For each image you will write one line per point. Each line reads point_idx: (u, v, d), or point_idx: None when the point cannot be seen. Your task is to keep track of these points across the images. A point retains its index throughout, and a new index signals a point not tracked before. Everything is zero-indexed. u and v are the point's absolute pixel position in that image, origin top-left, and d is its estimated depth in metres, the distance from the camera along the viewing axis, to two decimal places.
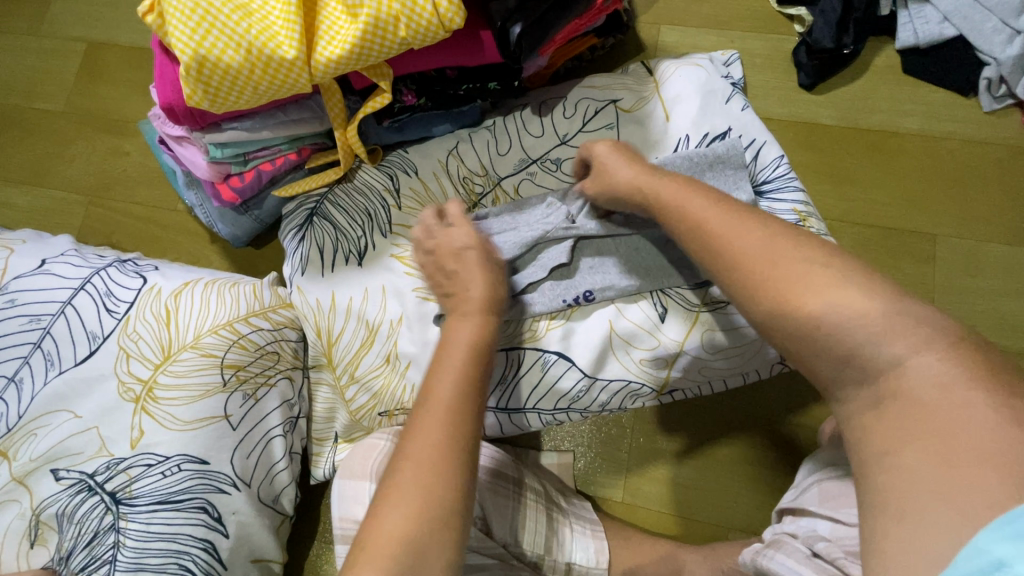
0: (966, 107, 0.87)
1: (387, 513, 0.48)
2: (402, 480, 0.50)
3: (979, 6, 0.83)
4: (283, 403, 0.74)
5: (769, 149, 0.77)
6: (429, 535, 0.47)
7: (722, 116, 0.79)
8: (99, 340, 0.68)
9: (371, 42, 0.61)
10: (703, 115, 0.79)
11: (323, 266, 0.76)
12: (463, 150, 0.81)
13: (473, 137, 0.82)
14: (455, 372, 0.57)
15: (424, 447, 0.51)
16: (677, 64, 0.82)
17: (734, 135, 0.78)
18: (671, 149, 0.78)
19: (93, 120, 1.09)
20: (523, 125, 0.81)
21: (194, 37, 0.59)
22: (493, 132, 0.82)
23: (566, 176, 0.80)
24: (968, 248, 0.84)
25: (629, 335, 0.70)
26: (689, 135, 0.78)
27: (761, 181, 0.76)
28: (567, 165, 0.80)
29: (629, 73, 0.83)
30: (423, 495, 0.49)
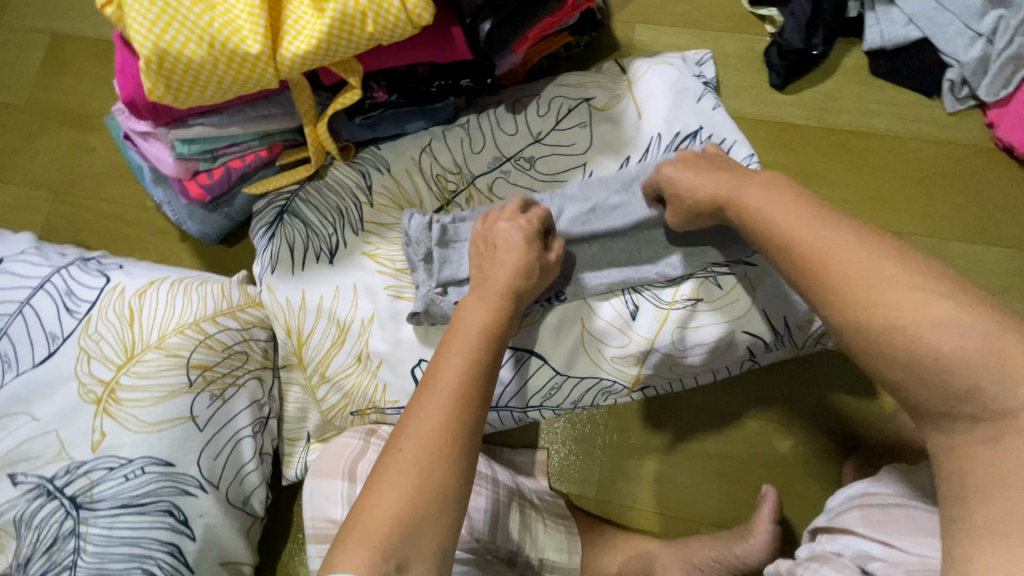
0: (932, 108, 0.89)
1: (381, 493, 0.47)
2: (397, 460, 0.49)
3: (942, 9, 0.84)
4: (252, 404, 0.73)
5: (740, 148, 0.78)
6: (419, 518, 0.46)
7: (695, 115, 0.80)
8: (59, 340, 0.67)
9: (338, 37, 0.60)
10: (674, 113, 0.79)
11: (293, 264, 0.75)
12: (437, 148, 0.80)
13: (447, 135, 0.81)
14: (464, 356, 0.56)
15: (427, 429, 0.50)
16: (650, 62, 0.82)
17: (706, 134, 0.79)
18: (644, 147, 0.79)
19: (57, 114, 1.06)
20: (497, 123, 0.81)
21: (154, 30, 0.57)
22: (467, 130, 0.81)
23: (540, 174, 0.80)
24: (933, 246, 0.86)
25: (601, 333, 0.71)
26: (661, 134, 0.79)
27: None
28: (541, 164, 0.80)
29: (602, 71, 0.84)
30: (416, 478, 0.48)
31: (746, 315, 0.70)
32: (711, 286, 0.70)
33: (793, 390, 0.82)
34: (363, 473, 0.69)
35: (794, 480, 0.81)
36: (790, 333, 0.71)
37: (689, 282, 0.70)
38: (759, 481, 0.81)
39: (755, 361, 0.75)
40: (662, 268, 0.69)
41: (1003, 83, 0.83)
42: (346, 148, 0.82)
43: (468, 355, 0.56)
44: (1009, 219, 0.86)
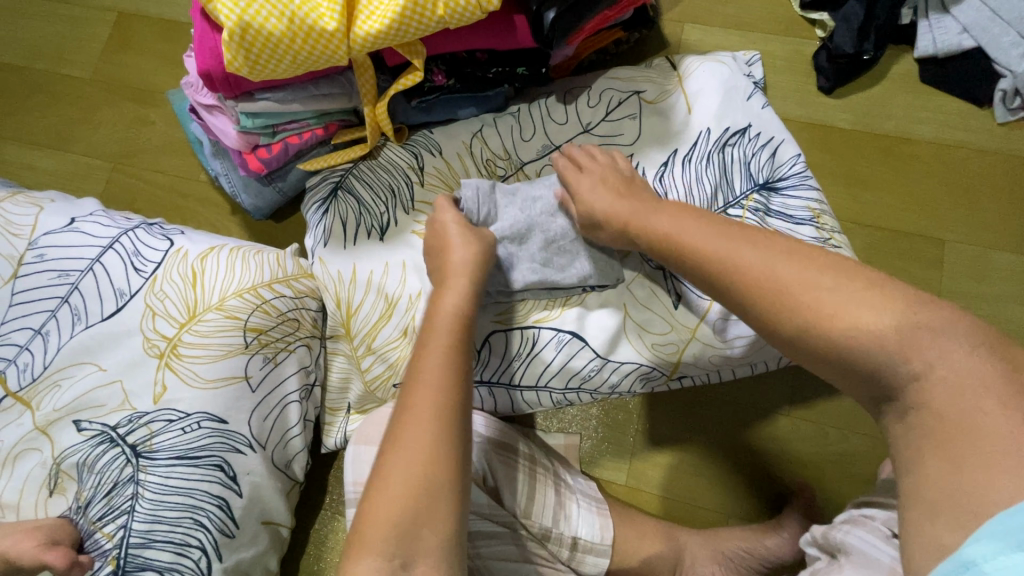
0: (981, 118, 0.89)
1: (382, 497, 0.49)
2: (394, 466, 0.50)
3: (998, 20, 0.85)
4: (300, 369, 0.75)
5: (787, 148, 0.79)
6: (422, 519, 0.49)
7: (743, 112, 0.80)
8: (126, 297, 0.70)
9: (408, 19, 0.63)
10: (724, 109, 0.80)
11: (345, 238, 0.78)
12: (488, 133, 0.83)
13: (498, 121, 0.83)
14: (447, 352, 0.58)
15: (416, 426, 0.52)
16: (701, 60, 0.84)
17: (754, 131, 0.79)
18: (693, 141, 0.80)
19: (119, 88, 1.10)
20: (547, 112, 0.83)
21: (240, 4, 0.61)
22: (517, 117, 0.83)
23: None
24: (977, 255, 0.86)
25: (643, 319, 0.73)
26: (711, 129, 0.80)
27: (778, 177, 0.78)
28: None
29: (652, 67, 0.85)
30: (414, 482, 0.49)
31: None
32: None
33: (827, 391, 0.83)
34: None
35: (824, 479, 0.81)
36: None
37: None
38: (789, 478, 0.82)
39: None
40: None
41: None
42: (399, 131, 0.84)
43: (445, 351, 0.58)
44: None
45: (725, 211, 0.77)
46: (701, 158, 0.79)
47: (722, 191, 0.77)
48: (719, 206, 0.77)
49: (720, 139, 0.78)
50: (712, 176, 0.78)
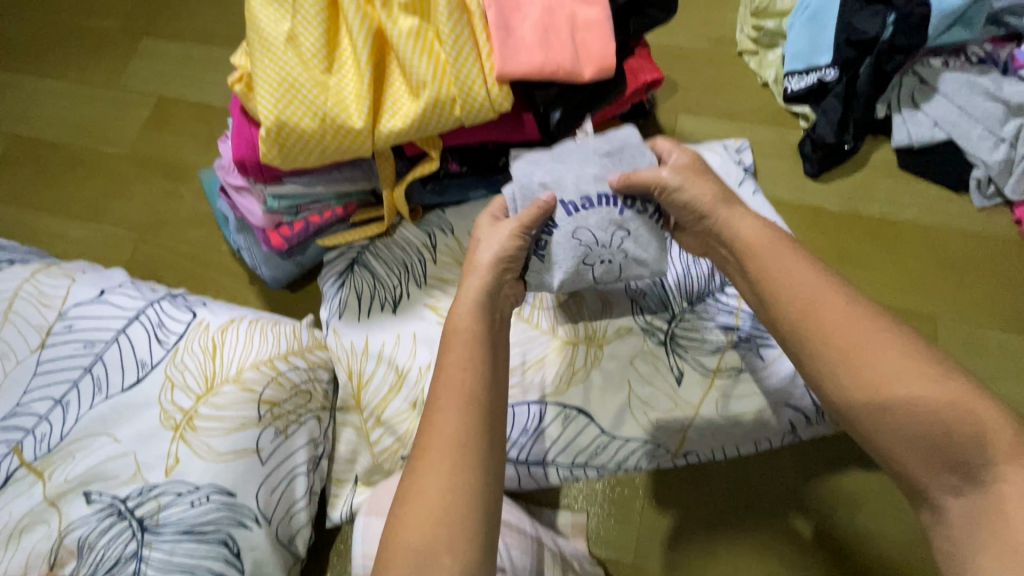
0: (960, 203, 0.95)
1: (404, 526, 0.48)
2: (415, 489, 0.50)
3: (965, 116, 0.92)
4: (310, 442, 0.76)
5: None
6: (444, 546, 0.47)
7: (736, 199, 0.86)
8: (147, 369, 0.72)
9: (428, 118, 0.70)
10: None
11: (359, 311, 0.82)
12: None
13: None
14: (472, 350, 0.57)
15: (438, 444, 0.51)
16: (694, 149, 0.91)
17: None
18: None
19: (152, 165, 1.18)
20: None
21: (278, 105, 0.68)
22: None
23: None
24: (970, 333, 0.88)
25: (647, 397, 0.76)
26: None
27: None
28: None
29: None
30: (439, 503, 0.49)
31: (788, 387, 0.75)
32: (753, 357, 0.76)
33: (833, 468, 0.83)
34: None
35: (837, 562, 0.80)
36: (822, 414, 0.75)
37: (732, 353, 0.77)
38: (800, 560, 0.80)
39: (797, 436, 0.77)
40: (707, 337, 0.77)
41: None
42: (415, 211, 0.89)
43: (463, 364, 0.56)
44: None
45: (723, 289, 0.80)
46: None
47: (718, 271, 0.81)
48: (716, 285, 0.80)
49: None
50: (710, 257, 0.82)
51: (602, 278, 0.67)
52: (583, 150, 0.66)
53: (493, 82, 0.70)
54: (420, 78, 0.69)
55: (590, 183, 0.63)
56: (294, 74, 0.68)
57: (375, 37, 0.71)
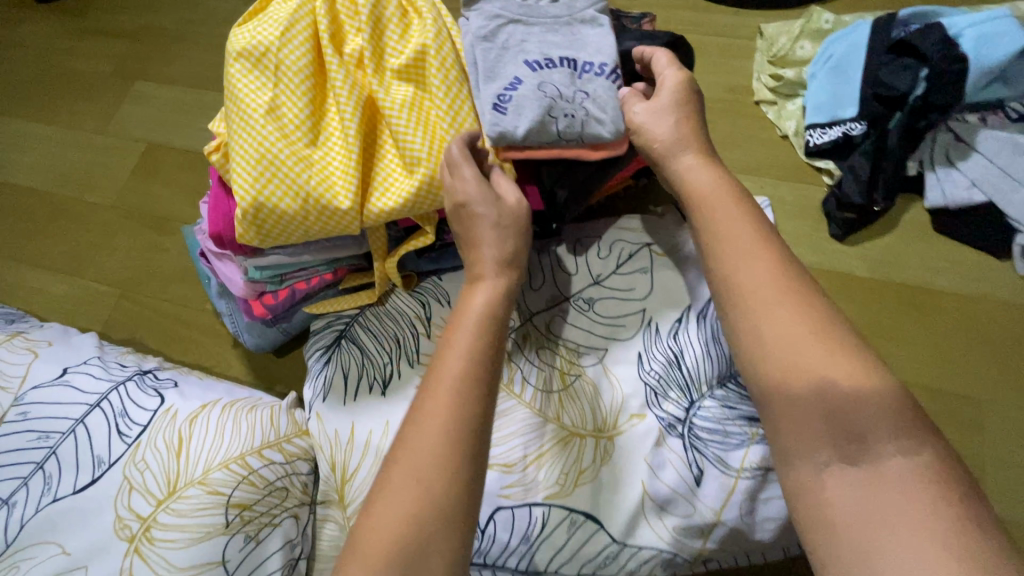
0: (1001, 270, 0.86)
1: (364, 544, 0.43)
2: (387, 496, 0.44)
3: (1006, 177, 0.85)
4: (285, 544, 0.68)
5: None
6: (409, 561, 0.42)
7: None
8: (104, 466, 0.65)
9: (422, 197, 0.62)
10: None
11: (345, 392, 0.74)
12: None
13: None
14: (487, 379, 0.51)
15: (417, 454, 0.45)
16: None
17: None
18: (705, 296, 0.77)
19: (137, 215, 1.13)
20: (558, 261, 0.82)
21: (256, 185, 0.61)
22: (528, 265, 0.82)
23: (598, 317, 0.78)
24: (1018, 418, 0.80)
25: (664, 500, 0.67)
26: None
27: None
28: (600, 306, 0.78)
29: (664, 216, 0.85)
30: (411, 520, 0.43)
31: None
32: None
33: None
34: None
35: None
36: None
37: (757, 448, 0.68)
38: None
39: None
40: (729, 429, 0.69)
41: None
42: (407, 279, 0.82)
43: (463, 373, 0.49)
44: None
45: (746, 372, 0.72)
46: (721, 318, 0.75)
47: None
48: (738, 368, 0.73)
49: None
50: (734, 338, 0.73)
51: (567, 137, 0.62)
52: (552, 49, 0.63)
53: (495, 160, 0.63)
54: (414, 153, 0.62)
55: (552, 47, 0.63)
56: (274, 150, 0.61)
57: (365, 106, 0.64)
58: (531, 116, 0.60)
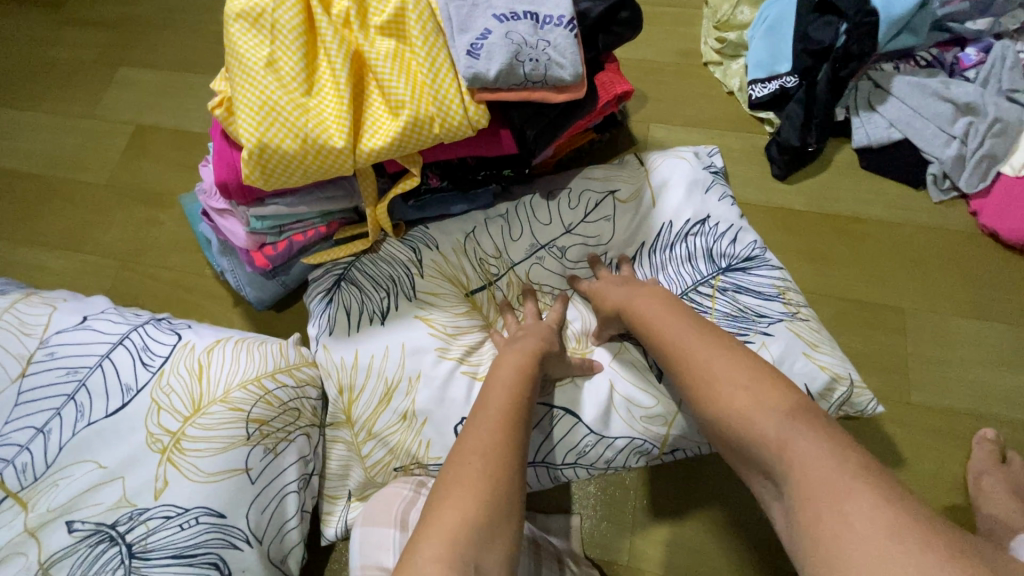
0: (919, 198, 0.99)
1: (450, 510, 0.51)
2: (463, 476, 0.54)
3: (918, 116, 0.97)
4: (300, 459, 0.76)
5: (744, 234, 0.88)
6: (489, 529, 0.51)
7: (701, 204, 0.89)
8: (132, 393, 0.72)
9: (407, 136, 0.72)
10: (686, 204, 0.90)
11: (348, 327, 0.82)
12: (479, 231, 0.90)
13: (488, 221, 0.91)
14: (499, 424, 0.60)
15: (484, 447, 0.57)
16: (664, 156, 0.94)
17: (713, 221, 0.88)
18: (658, 233, 0.90)
19: (132, 192, 1.19)
20: (533, 213, 0.91)
21: (259, 128, 0.69)
22: (506, 218, 0.91)
23: (571, 263, 0.90)
24: (936, 321, 0.92)
25: (630, 393, 0.77)
26: (674, 222, 0.89)
27: (744, 261, 0.85)
28: (571, 253, 0.90)
29: (624, 164, 0.94)
30: (484, 491, 0.53)
31: None
32: None
33: None
34: (415, 520, 0.72)
35: None
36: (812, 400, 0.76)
37: None
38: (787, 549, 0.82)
39: None
40: None
41: (981, 176, 0.94)
42: (397, 227, 0.91)
43: (512, 392, 0.65)
44: (1005, 299, 0.92)
45: (696, 289, 0.85)
46: (664, 249, 0.89)
47: (688, 274, 0.86)
48: (690, 285, 0.85)
49: (682, 233, 0.88)
50: (676, 264, 0.88)
51: (533, 79, 0.72)
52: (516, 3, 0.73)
53: (470, 101, 0.72)
54: (399, 97, 0.71)
55: (516, 3, 0.73)
56: (274, 96, 0.70)
57: (354, 60, 0.73)
58: (501, 61, 0.69)
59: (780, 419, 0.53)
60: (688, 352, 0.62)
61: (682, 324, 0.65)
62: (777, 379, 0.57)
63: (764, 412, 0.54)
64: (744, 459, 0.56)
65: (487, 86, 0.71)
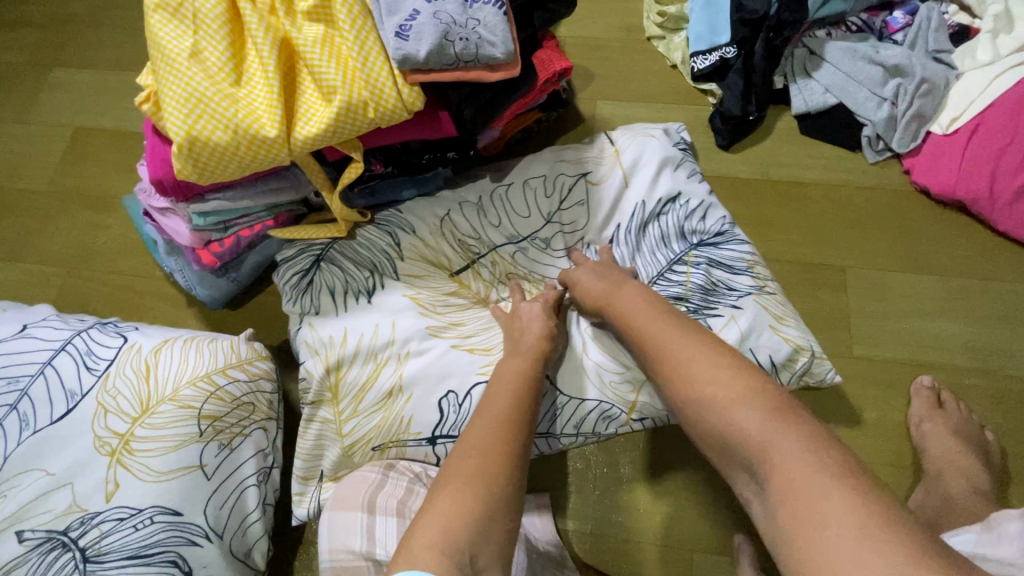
0: (856, 160, 1.02)
1: (446, 500, 0.52)
2: (463, 470, 0.55)
3: (852, 81, 1.00)
4: (258, 453, 0.76)
5: (715, 210, 0.88)
6: (486, 516, 0.52)
7: (671, 181, 0.90)
8: (77, 398, 0.71)
9: (342, 123, 0.71)
10: (658, 182, 0.90)
11: (334, 307, 0.82)
12: (459, 213, 0.89)
13: (464, 204, 0.90)
14: (497, 426, 0.61)
15: (485, 445, 0.58)
16: (632, 134, 0.94)
17: (684, 198, 0.89)
18: (630, 214, 0.90)
19: (74, 197, 1.15)
20: (511, 203, 0.91)
21: (187, 120, 0.68)
22: (482, 202, 0.91)
23: (555, 252, 0.91)
24: (875, 278, 0.96)
25: (603, 359, 0.79)
26: (646, 202, 0.89)
27: (715, 236, 0.87)
28: (553, 242, 0.90)
29: (592, 145, 0.94)
30: (481, 482, 0.54)
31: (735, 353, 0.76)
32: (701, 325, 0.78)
33: None
34: (383, 504, 0.75)
35: None
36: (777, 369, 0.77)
37: None
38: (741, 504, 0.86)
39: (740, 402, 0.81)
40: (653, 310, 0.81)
41: (911, 136, 0.97)
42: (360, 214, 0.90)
43: (513, 395, 0.66)
44: (938, 253, 0.96)
45: (671, 268, 0.86)
46: (638, 228, 0.89)
47: (661, 253, 0.88)
48: (664, 266, 0.86)
49: (655, 213, 0.89)
50: (652, 244, 0.89)
51: (465, 58, 0.72)
52: None
53: (403, 84, 0.72)
54: (330, 83, 0.70)
55: None
56: (201, 88, 0.68)
57: (282, 47, 0.72)
58: (431, 41, 0.69)
59: (762, 418, 0.52)
60: (666, 352, 0.61)
61: (665, 323, 0.65)
62: (756, 379, 0.55)
63: (745, 411, 0.52)
64: (725, 455, 0.55)
65: (420, 67, 0.71)
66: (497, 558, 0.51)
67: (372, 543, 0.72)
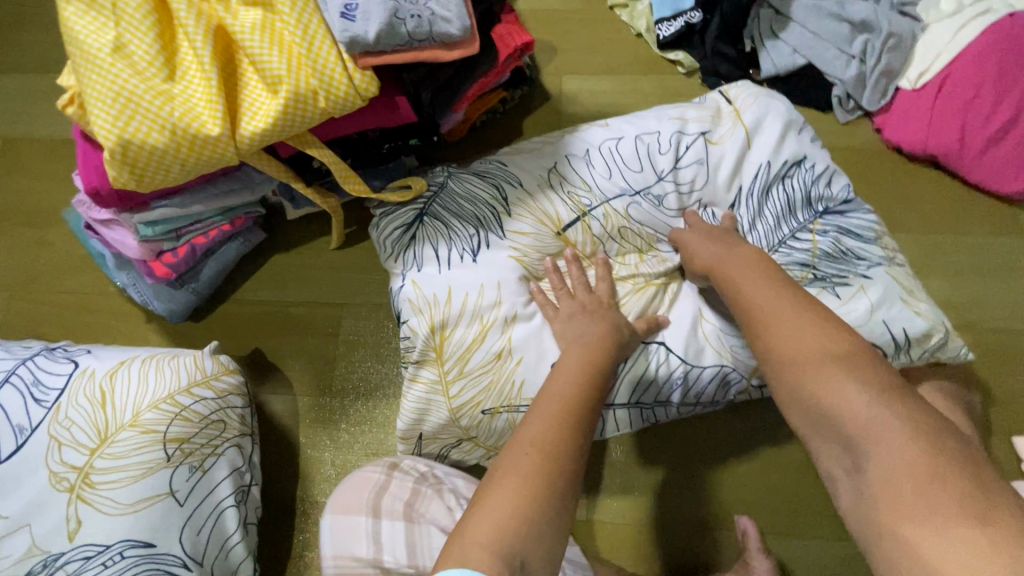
0: (827, 121, 1.01)
1: (499, 495, 0.48)
2: (520, 460, 0.50)
3: (819, 39, 0.98)
4: (233, 472, 0.72)
5: (838, 178, 0.81)
6: (540, 510, 0.47)
7: (797, 144, 0.81)
8: (27, 433, 0.65)
9: (291, 115, 0.66)
10: (781, 143, 0.81)
11: (440, 263, 0.77)
12: (563, 168, 0.82)
13: (571, 160, 0.83)
14: (563, 405, 0.56)
15: (543, 429, 0.53)
16: (758, 91, 0.85)
17: (810, 162, 0.81)
18: (748, 180, 0.81)
19: (10, 213, 1.07)
20: (624, 157, 0.81)
21: (118, 123, 0.62)
22: (601, 155, 0.82)
23: (668, 211, 0.81)
24: None
25: (722, 322, 0.76)
26: (770, 164, 0.80)
27: (841, 203, 0.80)
28: (668, 201, 0.81)
29: (707, 101, 0.86)
30: (537, 471, 0.49)
31: (867, 324, 0.71)
32: (829, 294, 0.74)
33: None
34: (387, 507, 0.73)
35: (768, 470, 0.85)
36: (908, 345, 0.71)
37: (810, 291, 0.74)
38: (734, 476, 0.85)
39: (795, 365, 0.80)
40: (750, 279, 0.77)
41: (881, 93, 0.96)
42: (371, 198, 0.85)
43: (579, 374, 0.61)
44: (912, 210, 0.96)
45: (794, 237, 0.79)
46: (761, 192, 0.80)
47: (786, 221, 0.79)
48: (787, 233, 0.79)
49: (775, 178, 0.80)
50: (775, 209, 0.80)
51: (418, 37, 0.67)
52: None
53: (354, 69, 0.67)
54: (274, 72, 0.65)
55: None
56: (129, 86, 0.62)
57: (217, 36, 0.66)
58: (380, 19, 0.64)
59: (871, 397, 0.46)
60: (776, 313, 0.55)
61: (770, 283, 0.59)
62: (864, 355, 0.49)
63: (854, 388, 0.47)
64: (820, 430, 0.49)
65: (370, 50, 0.66)
66: (546, 549, 0.47)
67: (379, 549, 0.70)
